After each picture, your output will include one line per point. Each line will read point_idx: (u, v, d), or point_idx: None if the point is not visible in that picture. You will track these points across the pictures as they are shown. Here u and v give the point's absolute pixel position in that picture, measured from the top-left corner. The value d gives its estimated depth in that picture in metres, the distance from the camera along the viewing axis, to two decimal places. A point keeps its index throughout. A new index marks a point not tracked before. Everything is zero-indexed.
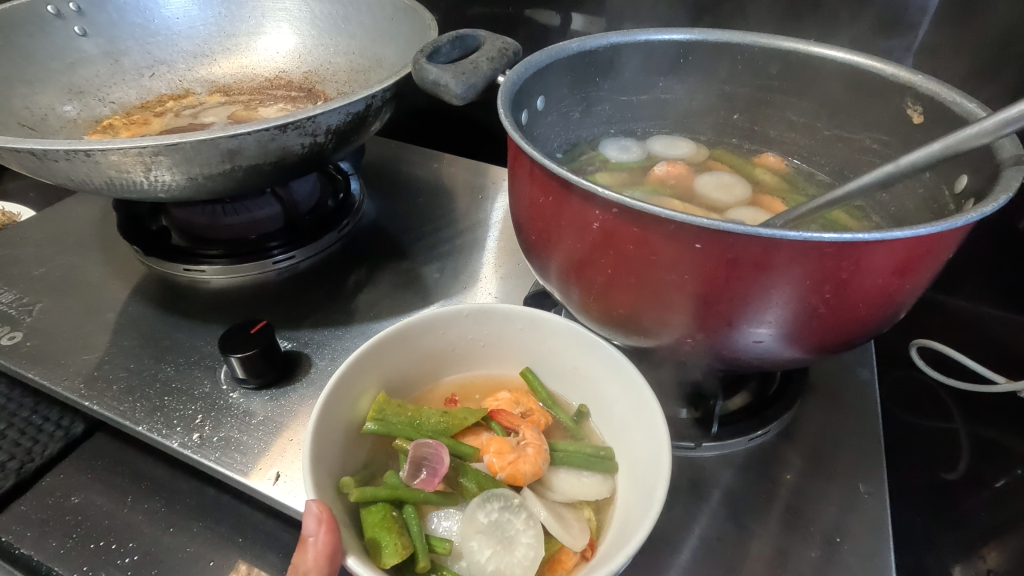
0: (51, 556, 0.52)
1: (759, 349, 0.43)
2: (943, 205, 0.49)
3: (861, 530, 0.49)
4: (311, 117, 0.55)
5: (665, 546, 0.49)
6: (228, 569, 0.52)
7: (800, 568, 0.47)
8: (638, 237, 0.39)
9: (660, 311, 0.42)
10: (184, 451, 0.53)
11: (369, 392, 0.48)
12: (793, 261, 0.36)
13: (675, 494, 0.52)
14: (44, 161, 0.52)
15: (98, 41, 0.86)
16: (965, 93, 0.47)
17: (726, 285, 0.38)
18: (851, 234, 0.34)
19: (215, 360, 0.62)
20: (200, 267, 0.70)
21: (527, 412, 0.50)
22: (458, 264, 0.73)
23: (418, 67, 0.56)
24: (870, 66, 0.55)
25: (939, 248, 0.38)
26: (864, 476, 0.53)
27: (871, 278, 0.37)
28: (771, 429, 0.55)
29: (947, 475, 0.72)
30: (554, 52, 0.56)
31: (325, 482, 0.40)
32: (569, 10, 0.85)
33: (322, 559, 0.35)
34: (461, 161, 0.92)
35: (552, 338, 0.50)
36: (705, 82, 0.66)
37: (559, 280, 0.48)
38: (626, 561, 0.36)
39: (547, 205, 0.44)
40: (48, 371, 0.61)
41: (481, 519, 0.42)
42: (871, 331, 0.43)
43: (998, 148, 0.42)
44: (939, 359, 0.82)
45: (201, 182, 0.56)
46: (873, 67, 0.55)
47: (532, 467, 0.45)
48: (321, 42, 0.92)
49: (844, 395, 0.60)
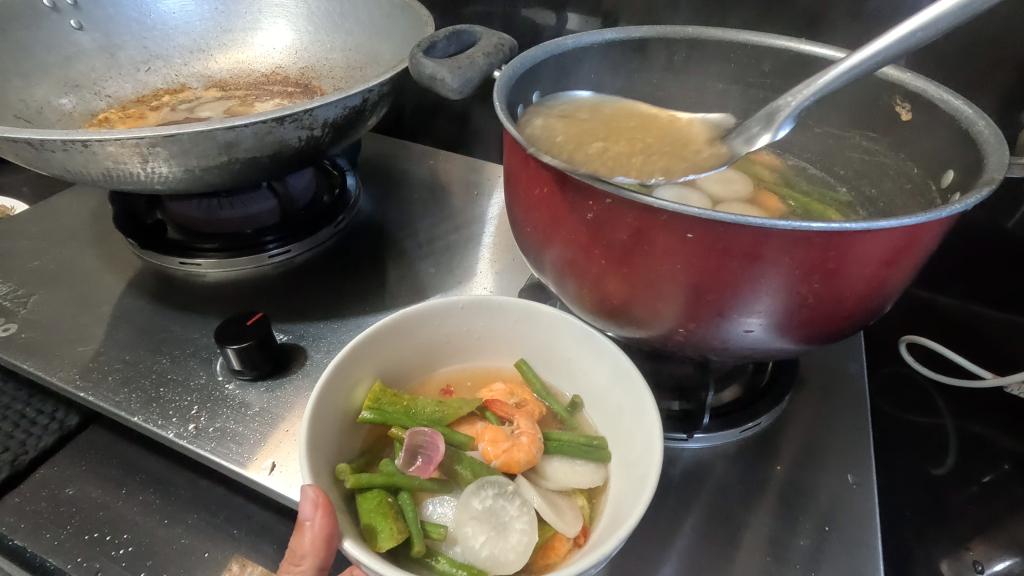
0: (45, 547, 0.52)
1: (749, 339, 0.44)
2: (931, 199, 0.50)
3: (849, 521, 0.50)
4: (307, 111, 0.55)
5: (657, 536, 0.49)
6: (222, 560, 0.52)
7: (789, 557, 0.48)
8: (630, 226, 0.40)
9: (652, 302, 0.43)
10: (180, 442, 0.53)
11: (364, 382, 0.48)
12: (782, 250, 0.37)
13: (666, 484, 0.53)
14: (41, 151, 0.52)
15: (94, 35, 0.86)
16: (951, 90, 0.48)
17: (716, 275, 0.39)
18: (839, 223, 0.35)
19: (211, 352, 0.62)
20: (196, 261, 0.70)
21: (521, 402, 0.50)
22: (454, 259, 0.73)
23: (415, 61, 0.56)
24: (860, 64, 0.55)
25: (924, 239, 0.39)
26: (852, 467, 0.54)
27: (858, 268, 0.38)
28: (762, 421, 0.56)
29: (936, 470, 0.73)
30: (548, 48, 0.57)
31: (321, 469, 0.41)
32: (565, 9, 0.86)
33: (318, 542, 0.36)
34: (456, 158, 0.92)
35: (546, 329, 0.51)
36: (699, 79, 0.67)
37: (554, 272, 0.48)
38: (619, 545, 0.37)
39: (541, 196, 0.45)
40: (43, 362, 0.61)
41: (475, 505, 0.42)
42: (859, 322, 0.44)
43: (983, 143, 0.43)
44: (928, 356, 0.83)
45: (198, 174, 0.57)
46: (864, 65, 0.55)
47: (527, 455, 0.45)
48: (317, 38, 0.92)
49: (834, 389, 0.61)
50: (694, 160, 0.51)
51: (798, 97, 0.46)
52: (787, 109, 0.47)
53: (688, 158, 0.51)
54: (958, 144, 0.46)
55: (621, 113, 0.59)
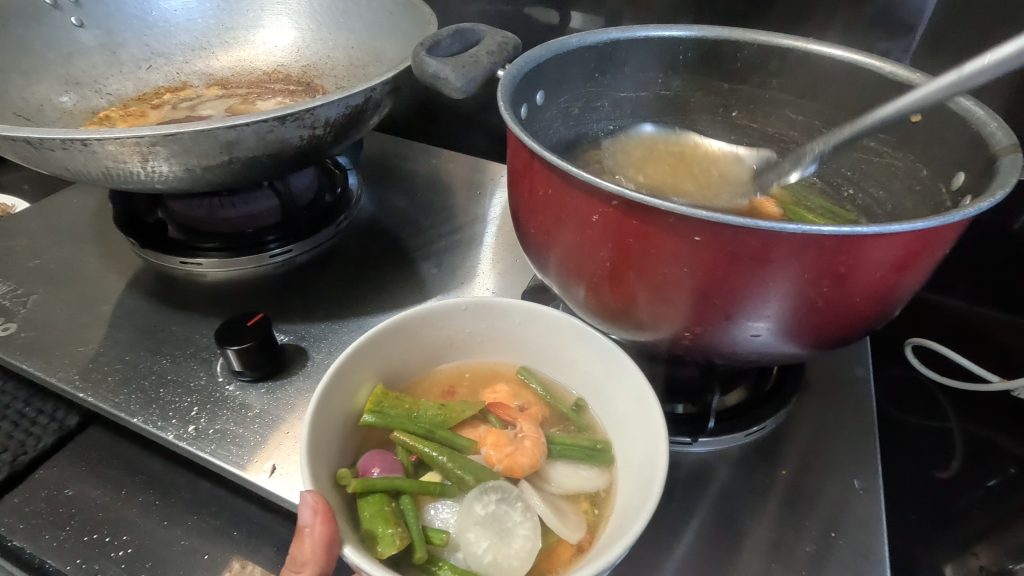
0: (43, 548, 0.52)
1: (757, 344, 0.43)
2: (940, 202, 0.49)
3: (854, 525, 0.50)
4: (310, 109, 0.55)
5: (662, 539, 0.49)
6: (222, 562, 0.52)
7: (794, 562, 0.47)
8: (638, 229, 0.39)
9: (658, 306, 0.43)
10: (180, 444, 0.53)
11: (366, 385, 0.47)
12: (791, 254, 0.36)
13: (672, 487, 0.52)
14: (41, 150, 0.51)
15: (95, 32, 0.86)
16: (965, 93, 0.47)
17: (725, 279, 0.39)
18: (851, 227, 0.34)
19: (211, 352, 0.61)
20: (197, 261, 0.70)
21: (524, 406, 0.51)
22: (456, 259, 0.73)
23: (418, 60, 0.56)
24: (948, 82, 0.43)
25: (937, 242, 0.38)
26: (859, 472, 0.53)
27: (869, 272, 0.38)
28: (767, 425, 0.56)
29: (941, 473, 0.72)
30: (554, 47, 0.56)
31: (323, 474, 0.40)
32: (569, 8, 0.85)
33: (319, 548, 0.35)
34: (459, 157, 0.92)
35: (549, 332, 0.50)
36: (706, 78, 0.66)
37: (559, 275, 0.48)
38: (624, 552, 0.36)
39: (546, 198, 0.45)
40: (43, 362, 0.60)
41: (478, 511, 0.42)
42: (868, 327, 0.43)
43: (995, 145, 0.42)
44: (933, 358, 0.83)
45: (199, 173, 0.56)
46: (952, 81, 0.43)
47: (530, 459, 0.45)
48: (320, 36, 0.91)
49: (840, 391, 0.60)
50: (520, 438, 0.46)
51: (817, 148, 0.55)
52: (813, 152, 0.56)
53: (512, 439, 0.46)
54: (970, 147, 0.46)
55: (461, 374, 0.53)
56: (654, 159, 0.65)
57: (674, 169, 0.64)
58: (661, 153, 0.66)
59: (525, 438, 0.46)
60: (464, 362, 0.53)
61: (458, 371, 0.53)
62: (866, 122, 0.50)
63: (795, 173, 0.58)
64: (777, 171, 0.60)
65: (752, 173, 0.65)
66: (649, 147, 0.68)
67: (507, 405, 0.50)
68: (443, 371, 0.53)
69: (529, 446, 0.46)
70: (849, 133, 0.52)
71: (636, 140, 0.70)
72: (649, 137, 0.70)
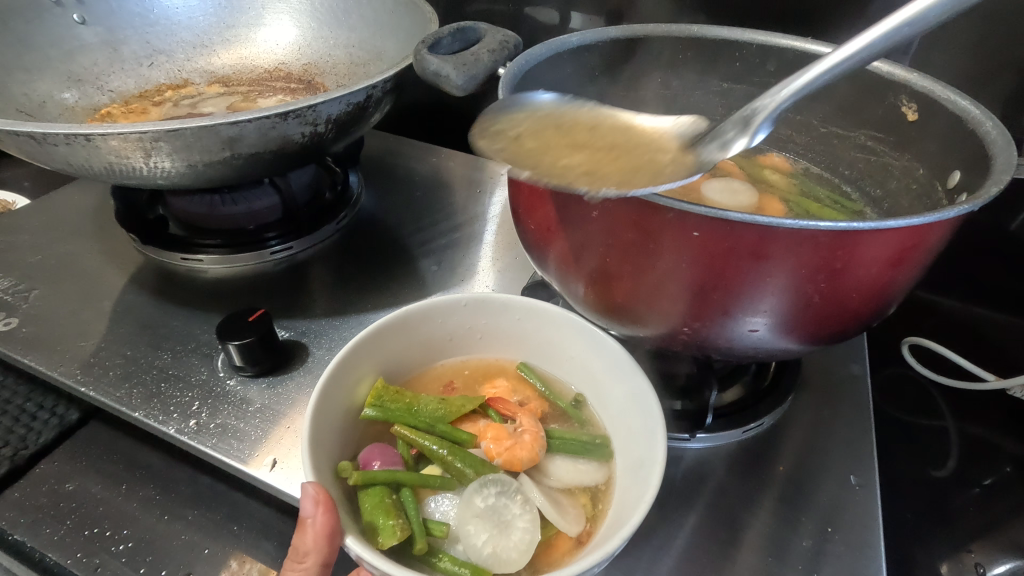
0: (44, 542, 0.52)
1: (754, 339, 0.43)
2: (936, 200, 0.50)
3: (851, 521, 0.50)
4: (311, 106, 0.55)
5: (660, 534, 0.49)
6: (221, 557, 0.52)
7: (790, 557, 0.48)
8: (637, 225, 0.40)
9: (656, 301, 0.43)
10: (180, 438, 0.53)
11: (367, 379, 0.48)
12: (789, 250, 0.36)
13: (669, 483, 0.53)
14: (44, 145, 0.52)
15: (97, 29, 0.86)
16: (960, 91, 0.47)
17: (722, 274, 0.39)
18: (848, 223, 0.35)
19: (212, 347, 0.62)
20: (198, 257, 0.70)
21: (524, 401, 0.51)
22: (455, 257, 0.73)
23: (419, 58, 0.56)
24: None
25: (932, 239, 0.38)
26: (855, 468, 0.54)
27: (865, 268, 0.38)
28: (764, 422, 0.56)
29: (937, 472, 0.73)
30: (554, 46, 0.56)
31: (324, 467, 0.41)
32: (568, 8, 0.86)
33: (321, 538, 0.36)
34: (459, 155, 0.92)
35: (549, 328, 0.51)
36: (704, 78, 0.66)
37: (558, 271, 0.48)
38: (622, 544, 0.36)
39: (546, 194, 0.45)
40: (43, 357, 0.61)
41: (478, 503, 0.42)
42: (863, 323, 0.43)
43: (990, 143, 0.42)
44: (930, 357, 0.83)
45: (200, 169, 0.56)
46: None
47: (529, 453, 0.46)
48: (321, 35, 0.92)
49: (837, 389, 0.61)
50: (519, 433, 0.47)
51: (777, 98, 0.43)
52: (764, 112, 0.44)
53: (512, 434, 0.47)
54: (966, 146, 0.46)
55: (459, 370, 0.53)
56: (570, 141, 0.46)
57: (589, 151, 0.46)
58: (572, 131, 0.48)
59: (525, 433, 0.46)
60: (462, 359, 0.54)
61: (456, 368, 0.54)
62: (870, 38, 0.40)
63: (742, 141, 0.44)
64: (720, 137, 0.45)
65: (687, 140, 0.48)
66: (551, 121, 0.48)
67: (507, 400, 0.50)
68: (440, 367, 0.53)
69: (529, 440, 0.46)
70: (850, 57, 0.40)
71: (529, 113, 0.48)
72: (543, 109, 0.49)
